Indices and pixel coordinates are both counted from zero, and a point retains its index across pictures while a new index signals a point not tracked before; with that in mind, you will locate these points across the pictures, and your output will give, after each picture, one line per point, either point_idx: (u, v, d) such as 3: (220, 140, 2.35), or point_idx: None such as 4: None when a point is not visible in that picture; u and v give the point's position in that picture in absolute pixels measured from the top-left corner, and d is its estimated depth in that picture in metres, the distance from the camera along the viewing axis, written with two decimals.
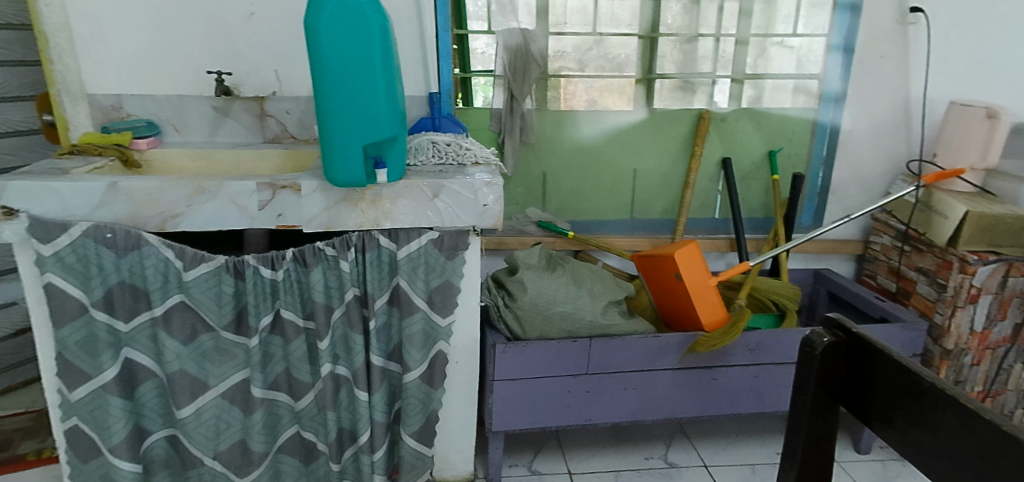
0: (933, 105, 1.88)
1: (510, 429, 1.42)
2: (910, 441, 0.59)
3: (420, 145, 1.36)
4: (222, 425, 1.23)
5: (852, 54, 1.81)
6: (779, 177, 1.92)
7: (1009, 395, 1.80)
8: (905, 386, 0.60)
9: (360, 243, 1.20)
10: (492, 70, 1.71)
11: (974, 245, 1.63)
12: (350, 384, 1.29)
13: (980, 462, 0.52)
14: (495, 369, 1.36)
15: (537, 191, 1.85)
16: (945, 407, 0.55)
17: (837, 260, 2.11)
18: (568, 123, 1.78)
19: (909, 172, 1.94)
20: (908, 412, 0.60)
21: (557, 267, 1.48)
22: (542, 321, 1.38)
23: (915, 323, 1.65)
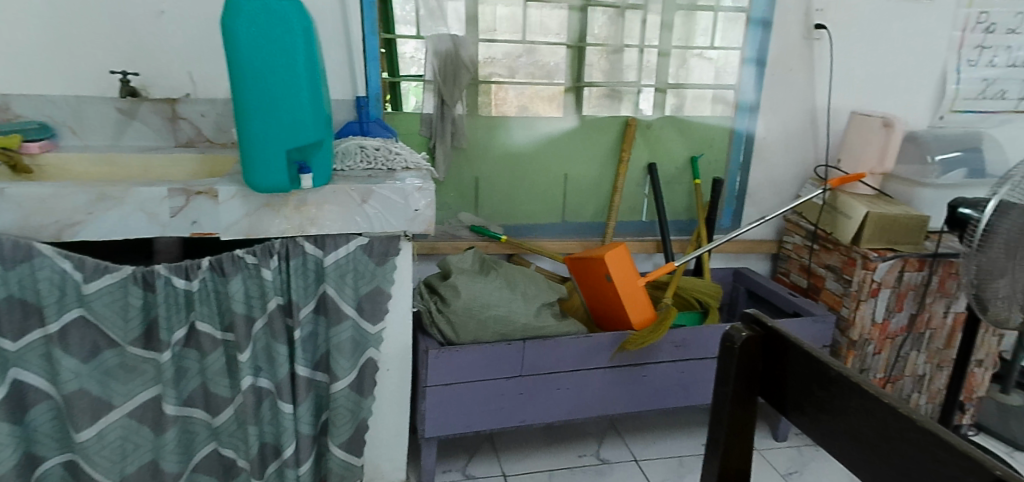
0: (837, 114, 2.02)
1: (443, 434, 1.41)
2: (820, 426, 0.63)
3: (347, 150, 1.34)
4: (129, 446, 1.16)
5: (764, 67, 1.91)
6: (701, 182, 2.01)
7: (907, 381, 1.94)
8: (815, 375, 0.64)
9: (283, 251, 1.17)
10: (422, 74, 1.70)
11: (875, 244, 1.77)
12: (274, 397, 1.25)
13: (881, 442, 0.56)
14: (427, 375, 1.35)
15: (469, 196, 1.85)
16: (849, 393, 0.59)
17: (755, 259, 2.22)
18: (499, 129, 1.80)
19: (817, 176, 2.06)
20: (818, 399, 0.64)
21: (490, 271, 1.49)
22: (476, 325, 1.38)
23: (824, 315, 1.77)
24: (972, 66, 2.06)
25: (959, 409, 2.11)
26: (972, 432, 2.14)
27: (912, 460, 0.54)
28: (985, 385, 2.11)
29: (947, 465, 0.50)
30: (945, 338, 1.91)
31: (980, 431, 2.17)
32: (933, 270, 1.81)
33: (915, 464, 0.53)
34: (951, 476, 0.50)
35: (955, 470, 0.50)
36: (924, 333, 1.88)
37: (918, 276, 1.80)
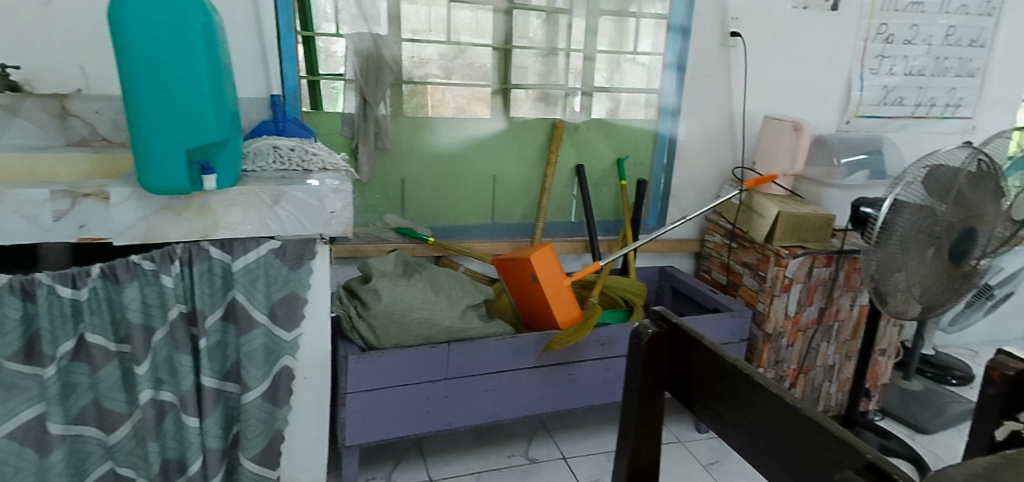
0: (753, 119, 2.13)
1: (366, 441, 1.38)
2: (720, 418, 0.66)
3: (260, 150, 1.29)
4: (8, 471, 1.03)
5: (684, 72, 1.98)
6: (627, 183, 2.06)
7: (818, 371, 2.06)
8: (715, 369, 0.67)
9: (185, 256, 1.12)
10: (342, 73, 1.66)
11: (787, 241, 1.87)
12: (177, 410, 1.19)
13: (772, 431, 0.59)
14: (348, 382, 1.32)
15: (394, 198, 1.82)
16: (745, 386, 0.62)
17: (679, 257, 2.31)
18: (425, 130, 1.78)
19: (735, 178, 2.16)
20: (718, 392, 0.66)
21: (413, 274, 1.47)
22: (398, 330, 1.36)
23: (741, 311, 1.87)
24: (874, 74, 2.21)
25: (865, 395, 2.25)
26: (878, 417, 2.30)
27: (799, 447, 0.56)
28: (888, 372, 2.27)
29: (828, 451, 0.53)
30: (851, 329, 2.04)
31: (885, 416, 2.33)
32: (839, 266, 1.93)
33: (802, 452, 0.56)
34: (832, 462, 0.53)
35: (833, 456, 0.52)
36: (832, 325, 2.00)
37: (826, 272, 1.92)
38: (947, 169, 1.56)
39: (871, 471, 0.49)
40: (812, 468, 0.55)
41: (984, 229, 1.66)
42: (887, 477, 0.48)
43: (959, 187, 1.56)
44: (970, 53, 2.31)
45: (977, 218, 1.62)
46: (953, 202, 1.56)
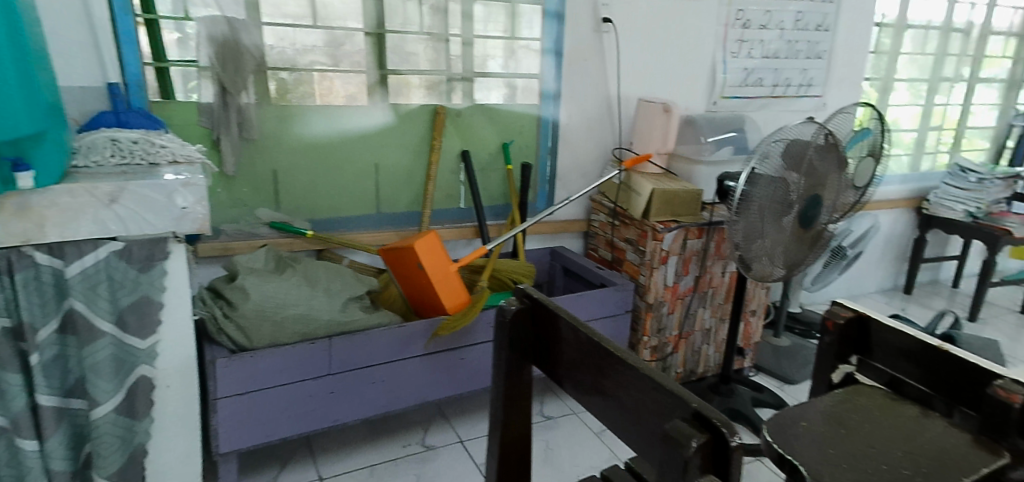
0: (628, 102, 2.23)
1: (244, 447, 1.32)
2: (576, 384, 0.69)
3: (95, 143, 1.19)
4: None
5: (561, 57, 2.04)
6: (513, 167, 2.08)
7: (697, 335, 2.22)
8: (568, 339, 0.69)
9: (4, 264, 1.04)
10: (195, 59, 1.56)
11: (661, 216, 1.99)
12: (11, 434, 1.11)
13: (617, 390, 0.63)
14: (216, 387, 1.25)
15: (266, 191, 1.73)
16: (593, 352, 0.65)
17: (569, 237, 2.39)
18: (293, 119, 1.71)
19: (616, 158, 2.25)
20: (573, 360, 0.69)
21: (286, 269, 1.46)
22: (272, 328, 1.31)
23: (624, 285, 2.01)
24: (735, 57, 2.38)
25: (740, 354, 2.46)
26: (753, 372, 2.53)
27: (639, 403, 0.60)
28: (758, 332, 2.48)
29: (662, 403, 0.57)
30: (724, 294, 2.21)
31: (759, 372, 2.55)
32: (710, 237, 2.08)
33: (642, 408, 0.59)
34: (666, 413, 0.56)
35: (667, 408, 0.56)
36: (707, 291, 2.16)
37: (698, 243, 2.06)
38: (800, 140, 1.71)
39: (696, 418, 0.53)
40: (649, 421, 0.59)
41: (829, 195, 1.85)
42: (708, 422, 0.52)
43: (809, 158, 1.73)
44: (817, 37, 2.56)
45: (820, 186, 1.80)
46: (805, 172, 1.74)
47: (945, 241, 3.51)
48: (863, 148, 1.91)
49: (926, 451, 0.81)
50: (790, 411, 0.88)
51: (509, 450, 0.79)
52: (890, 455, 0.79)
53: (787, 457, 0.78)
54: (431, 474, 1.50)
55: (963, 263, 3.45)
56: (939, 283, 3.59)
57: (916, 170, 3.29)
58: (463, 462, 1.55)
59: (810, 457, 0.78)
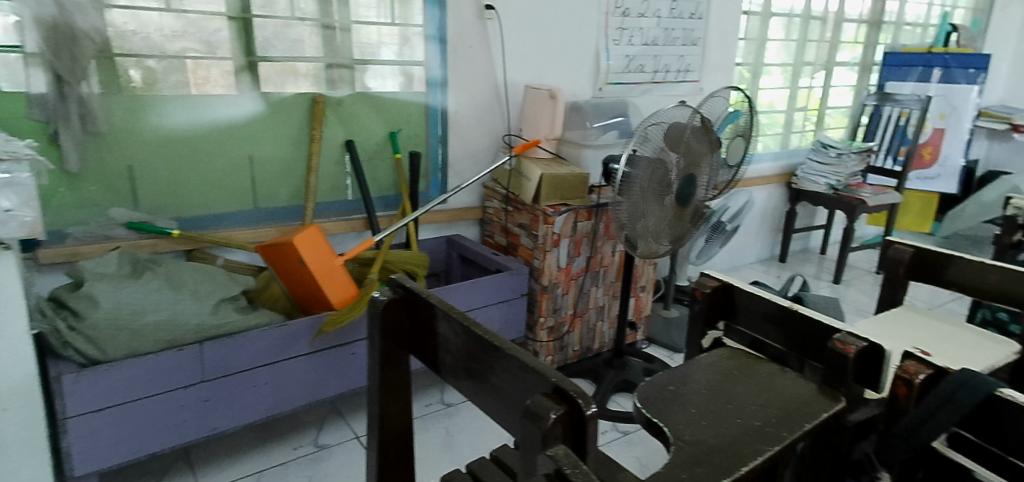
0: (516, 89, 2.25)
1: (105, 466, 1.24)
2: (449, 369, 0.71)
3: None
4: None
5: (445, 44, 2.03)
6: (401, 156, 2.05)
7: (592, 312, 2.30)
8: (437, 325, 0.71)
9: None
10: (21, 44, 1.40)
11: (550, 200, 2.04)
12: None
13: (484, 372, 0.64)
14: (65, 405, 1.16)
15: (121, 189, 1.60)
16: (462, 336, 0.67)
17: (465, 225, 2.39)
18: (146, 109, 1.59)
19: (506, 145, 2.26)
20: (444, 346, 0.71)
21: (144, 272, 1.38)
22: (128, 337, 1.24)
23: (518, 270, 2.06)
24: (617, 44, 2.47)
25: (632, 328, 2.59)
26: (645, 345, 2.67)
27: (504, 382, 0.62)
28: (649, 306, 2.62)
29: (525, 381, 0.59)
30: (615, 272, 2.31)
31: (651, 343, 2.71)
32: (599, 219, 2.15)
33: (507, 387, 0.61)
34: (528, 389, 0.59)
35: (530, 384, 0.59)
36: (598, 270, 2.24)
37: (587, 225, 2.13)
38: (677, 124, 1.82)
39: (556, 392, 0.56)
40: (514, 398, 0.61)
41: (703, 174, 1.98)
42: (566, 395, 0.55)
43: (686, 139, 1.85)
44: (691, 25, 2.71)
45: (694, 165, 1.91)
46: (682, 152, 1.85)
47: (812, 212, 3.86)
48: (733, 129, 2.06)
49: (777, 402, 0.89)
50: (654, 378, 0.94)
51: (390, 436, 0.82)
52: (745, 409, 0.87)
53: (654, 420, 0.83)
54: (323, 474, 1.46)
55: (828, 231, 3.81)
56: (809, 251, 3.96)
57: (785, 147, 3.59)
58: (358, 456, 1.53)
59: (673, 419, 0.83)
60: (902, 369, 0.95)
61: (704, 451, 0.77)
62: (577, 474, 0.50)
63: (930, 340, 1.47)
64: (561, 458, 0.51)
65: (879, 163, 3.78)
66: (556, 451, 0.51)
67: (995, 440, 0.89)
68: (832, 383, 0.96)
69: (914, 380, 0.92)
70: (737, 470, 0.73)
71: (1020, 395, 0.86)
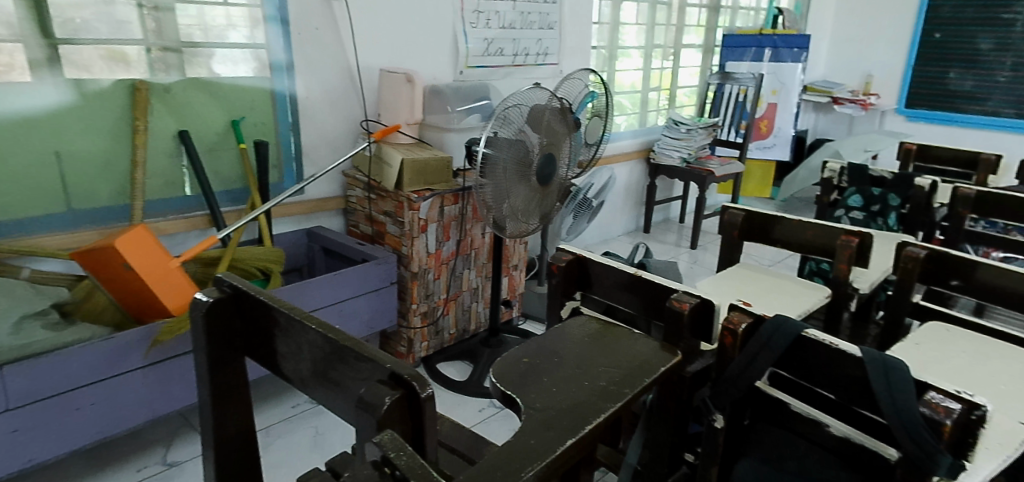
0: (371, 73, 2.18)
1: None
2: (286, 363, 0.76)
3: None
4: None
5: (288, 26, 1.91)
6: (247, 146, 1.92)
7: (465, 295, 2.32)
8: (272, 323, 0.76)
9: None
10: None
11: (415, 186, 2.01)
12: None
13: (324, 366, 0.70)
14: None
15: None
16: (299, 332, 0.72)
17: (327, 216, 2.29)
18: None
19: (364, 131, 2.20)
20: (279, 343, 0.76)
21: None
22: None
23: (385, 258, 2.02)
24: (474, 28, 2.47)
25: (507, 306, 2.65)
26: (522, 321, 2.76)
27: (342, 373, 0.68)
28: (522, 283, 2.69)
29: (362, 370, 0.65)
30: (486, 254, 2.34)
31: (527, 319, 2.79)
32: (465, 202, 2.17)
33: (344, 376, 0.68)
34: (365, 378, 0.65)
35: (367, 374, 0.65)
36: (469, 253, 2.26)
37: (454, 209, 2.14)
38: (538, 105, 1.86)
39: (392, 377, 0.62)
40: (353, 389, 0.67)
41: (564, 154, 2.03)
42: (401, 379, 0.62)
43: (546, 120, 1.89)
44: (547, 9, 2.78)
45: (555, 145, 1.96)
46: (544, 132, 1.89)
47: (670, 185, 4.15)
48: (591, 108, 2.16)
49: (623, 362, 0.95)
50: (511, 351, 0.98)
51: (228, 449, 0.84)
52: (593, 370, 0.92)
53: (510, 393, 0.86)
54: None
55: (686, 201, 4.12)
56: (670, 220, 4.26)
57: (642, 125, 3.82)
58: None
59: (529, 390, 0.87)
60: (728, 321, 1.07)
61: (554, 415, 0.80)
62: (401, 456, 0.54)
63: (762, 292, 1.65)
64: (386, 444, 0.55)
65: (726, 137, 4.13)
66: (382, 438, 0.55)
67: (804, 374, 1.01)
68: (672, 339, 1.08)
69: (738, 328, 1.05)
70: (583, 429, 0.78)
71: (822, 334, 0.97)
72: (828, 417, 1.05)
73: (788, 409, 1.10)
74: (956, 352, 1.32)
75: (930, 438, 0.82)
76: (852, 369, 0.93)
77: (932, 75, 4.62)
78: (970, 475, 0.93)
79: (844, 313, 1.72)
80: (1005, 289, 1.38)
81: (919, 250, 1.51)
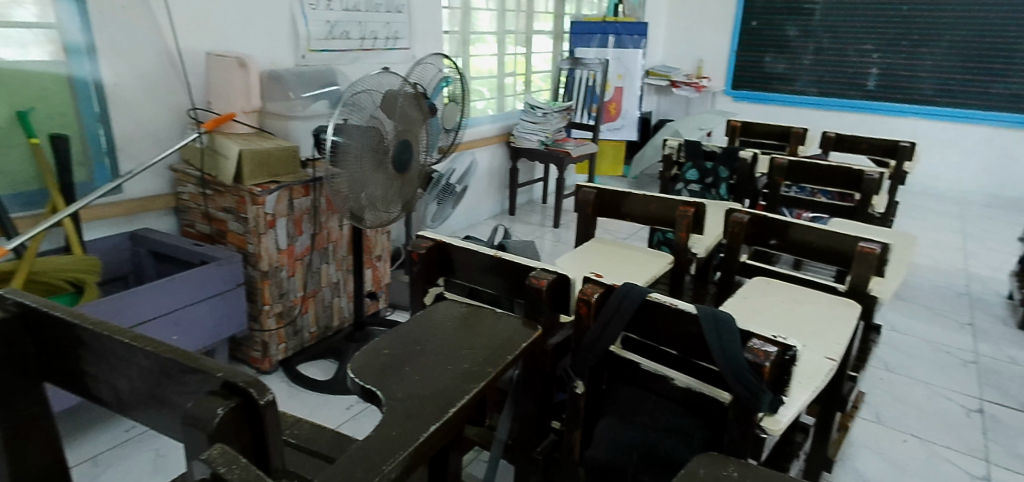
0: (196, 57, 1.98)
1: None
2: (98, 385, 0.66)
3: None
4: None
5: (85, 3, 1.67)
6: (41, 141, 1.66)
7: (326, 290, 2.21)
8: (76, 341, 0.65)
9: None
10: None
11: (257, 179, 1.87)
12: None
13: (145, 385, 0.62)
14: None
15: None
16: (112, 348, 0.63)
17: (154, 217, 2.06)
18: None
19: (192, 120, 1.99)
20: (87, 362, 0.65)
21: None
22: None
23: (229, 259, 1.86)
24: (314, 10, 2.33)
25: (372, 298, 2.56)
26: (390, 311, 2.69)
27: (167, 389, 0.60)
28: (387, 274, 2.61)
29: (189, 384, 0.58)
30: (345, 246, 2.24)
31: (395, 309, 2.73)
32: (318, 193, 2.05)
33: (169, 392, 0.60)
34: (192, 392, 0.58)
35: (195, 387, 0.58)
36: (325, 247, 2.15)
37: (305, 201, 2.02)
38: (391, 90, 1.79)
39: (225, 387, 0.56)
40: (180, 405, 0.60)
41: (422, 139, 1.98)
42: (236, 388, 0.56)
43: (400, 105, 1.83)
44: None
45: (410, 132, 1.90)
46: (398, 118, 1.83)
47: (530, 167, 4.26)
48: (447, 94, 2.14)
49: (484, 343, 0.95)
50: (372, 343, 0.93)
51: None
52: (456, 354, 0.91)
53: (370, 387, 0.82)
54: None
55: (546, 182, 4.25)
56: (533, 202, 4.36)
57: (500, 110, 3.86)
58: None
59: (390, 380, 0.83)
60: (582, 292, 1.11)
61: (416, 402, 0.78)
62: (232, 470, 0.49)
63: (613, 263, 1.73)
64: (215, 460, 0.49)
65: (579, 119, 4.30)
66: (210, 454, 0.50)
67: (650, 336, 1.07)
68: (533, 315, 1.10)
69: (591, 299, 1.09)
70: (447, 412, 0.76)
71: (664, 297, 1.04)
72: (673, 372, 1.13)
73: (640, 369, 1.16)
74: (775, 301, 1.49)
75: (753, 380, 0.91)
76: (690, 326, 1.01)
77: (751, 59, 5.16)
78: (788, 408, 1.04)
79: (685, 276, 1.87)
80: (813, 244, 1.56)
81: (743, 216, 1.67)
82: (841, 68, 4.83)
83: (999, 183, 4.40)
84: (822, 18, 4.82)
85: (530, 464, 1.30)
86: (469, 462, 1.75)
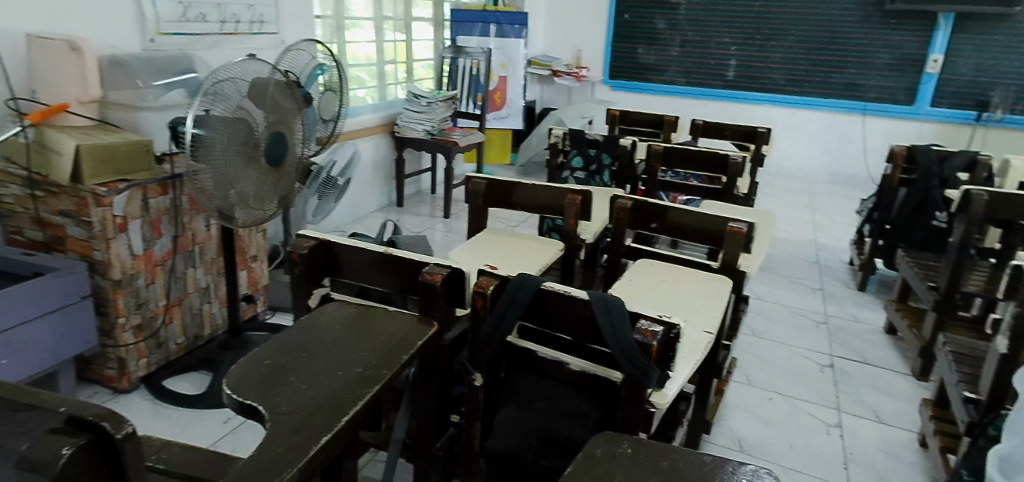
0: (13, 39, 1.70)
1: None
2: None
3: None
4: None
5: None
6: None
7: (193, 297, 2.00)
8: None
9: None
10: None
11: (101, 178, 1.64)
12: None
13: None
14: None
15: None
16: None
17: None
18: None
19: (12, 112, 1.71)
20: None
21: None
22: None
23: (69, 267, 1.61)
24: None
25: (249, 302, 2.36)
26: (270, 314, 2.50)
27: None
28: (265, 275, 2.42)
29: (18, 423, 0.44)
30: (214, 248, 2.04)
31: (275, 312, 2.54)
32: (177, 191, 1.84)
33: None
34: (21, 433, 0.44)
35: (26, 427, 0.44)
36: (191, 249, 1.94)
37: (164, 201, 1.80)
38: (259, 78, 1.63)
39: (70, 423, 0.43)
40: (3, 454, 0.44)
41: (298, 131, 1.82)
42: (85, 422, 0.43)
43: (271, 95, 1.66)
44: None
45: (284, 123, 1.74)
46: (269, 109, 1.67)
47: (416, 158, 4.14)
48: (322, 82, 2.00)
49: (378, 346, 0.87)
50: (251, 354, 0.82)
51: None
52: (347, 361, 0.82)
53: (247, 402, 0.72)
54: None
55: (434, 172, 4.16)
56: (421, 192, 4.26)
57: (382, 99, 3.71)
58: None
59: (269, 394, 0.74)
60: (477, 285, 1.06)
61: (302, 416, 0.69)
62: None
63: (503, 254, 1.70)
64: None
65: (464, 109, 4.24)
66: None
67: (546, 324, 1.04)
68: (427, 312, 1.04)
69: (487, 291, 1.04)
70: (337, 423, 0.68)
71: (559, 285, 1.01)
72: (571, 358, 1.11)
73: (537, 357, 1.13)
74: (660, 281, 1.53)
75: (643, 359, 0.92)
76: (584, 310, 0.99)
77: (625, 50, 5.35)
78: (672, 381, 1.07)
79: (575, 261, 1.88)
80: (689, 225, 1.62)
81: (627, 202, 1.70)
82: (704, 59, 5.14)
83: (838, 162, 4.90)
84: (686, 12, 5.09)
85: (430, 461, 1.24)
86: (366, 463, 1.66)
